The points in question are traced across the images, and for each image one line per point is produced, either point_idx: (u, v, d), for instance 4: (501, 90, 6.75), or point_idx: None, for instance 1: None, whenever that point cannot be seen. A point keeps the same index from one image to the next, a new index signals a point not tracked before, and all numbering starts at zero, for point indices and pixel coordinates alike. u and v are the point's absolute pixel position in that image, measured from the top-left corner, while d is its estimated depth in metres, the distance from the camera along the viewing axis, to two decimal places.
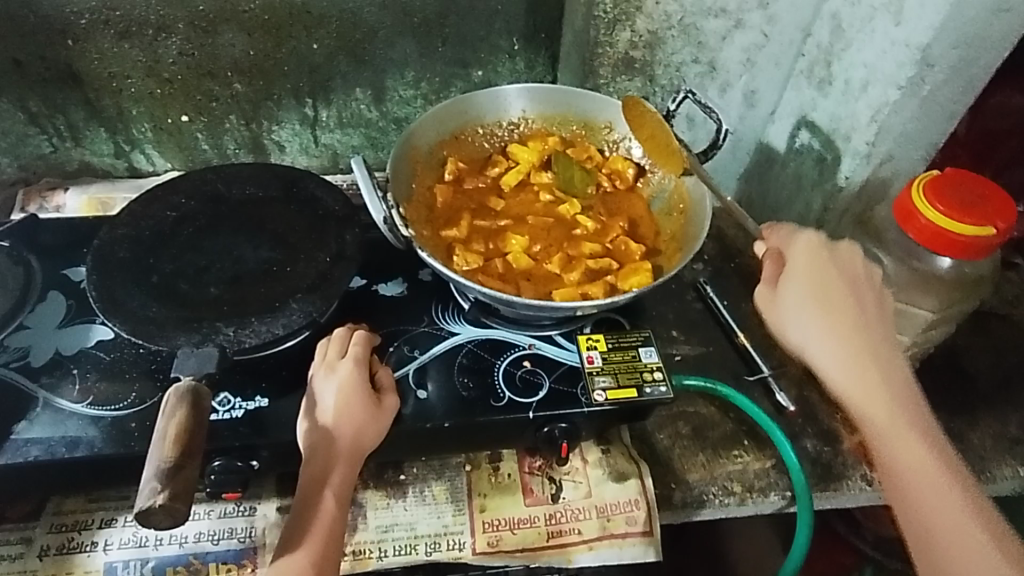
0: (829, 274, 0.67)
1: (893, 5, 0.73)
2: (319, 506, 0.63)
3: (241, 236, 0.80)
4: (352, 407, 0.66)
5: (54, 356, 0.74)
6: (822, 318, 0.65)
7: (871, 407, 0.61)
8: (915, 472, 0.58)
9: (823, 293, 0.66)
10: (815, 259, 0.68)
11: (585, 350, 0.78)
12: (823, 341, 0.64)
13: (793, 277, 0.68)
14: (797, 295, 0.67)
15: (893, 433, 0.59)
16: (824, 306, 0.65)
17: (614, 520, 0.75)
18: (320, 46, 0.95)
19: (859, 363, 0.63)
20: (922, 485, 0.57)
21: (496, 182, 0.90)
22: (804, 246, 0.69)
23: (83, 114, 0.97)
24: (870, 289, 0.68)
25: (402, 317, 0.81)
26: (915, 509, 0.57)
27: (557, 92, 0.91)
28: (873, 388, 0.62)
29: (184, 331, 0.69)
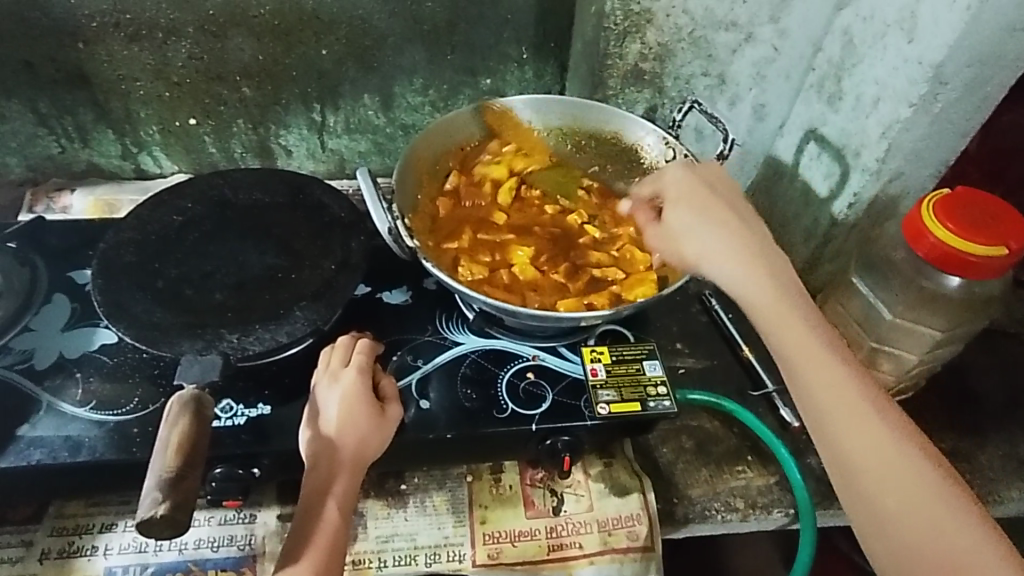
0: (717, 205, 0.72)
1: (905, 22, 0.72)
2: (320, 517, 0.62)
3: (246, 242, 0.80)
4: (355, 416, 0.66)
5: (58, 359, 0.74)
6: (728, 259, 0.69)
7: (815, 365, 0.63)
8: (849, 426, 0.60)
9: (715, 223, 0.71)
10: (690, 185, 0.74)
11: (589, 363, 0.78)
12: (721, 267, 0.70)
13: (688, 209, 0.73)
14: (689, 224, 0.72)
15: (830, 380, 0.62)
16: (715, 232, 0.71)
17: (616, 534, 0.75)
18: (328, 51, 0.95)
19: (780, 314, 0.66)
20: (860, 437, 0.59)
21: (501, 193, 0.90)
22: (677, 181, 0.75)
23: (92, 115, 0.97)
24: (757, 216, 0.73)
25: (406, 326, 0.80)
26: (861, 465, 0.59)
27: (563, 103, 0.91)
28: (760, 289, 0.68)
29: (188, 336, 0.69)
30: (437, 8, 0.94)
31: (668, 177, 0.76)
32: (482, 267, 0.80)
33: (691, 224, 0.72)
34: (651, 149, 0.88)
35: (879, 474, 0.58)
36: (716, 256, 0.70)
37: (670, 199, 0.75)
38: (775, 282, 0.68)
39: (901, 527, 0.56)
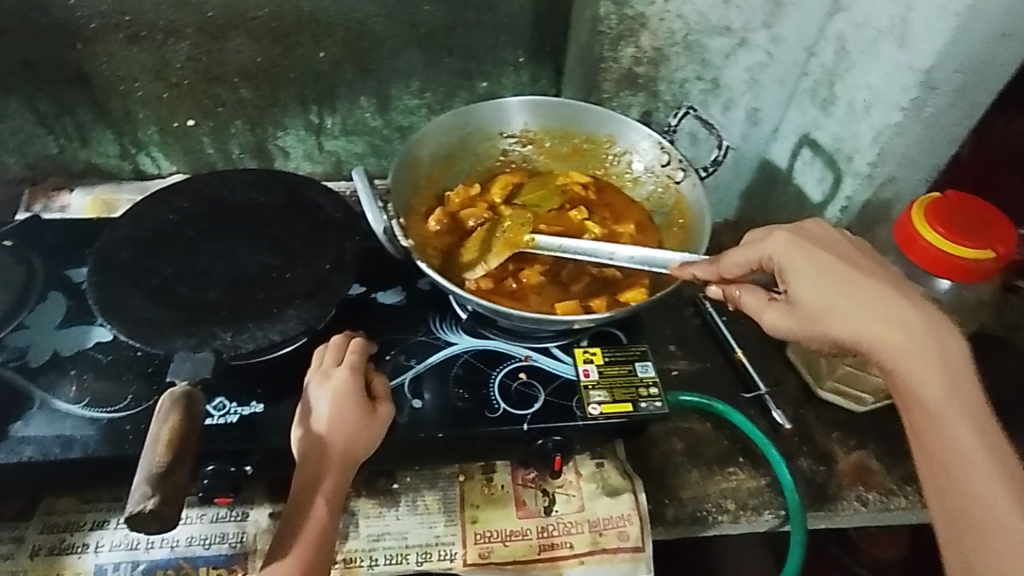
0: (834, 262, 0.62)
1: (897, 28, 0.72)
2: (309, 513, 0.63)
3: (241, 241, 0.80)
4: (345, 415, 0.66)
5: (53, 356, 0.75)
6: (838, 297, 0.60)
7: (910, 374, 0.58)
8: (961, 451, 0.55)
9: (837, 280, 0.61)
10: (803, 247, 0.63)
11: (581, 364, 0.78)
12: (833, 309, 0.60)
13: (800, 263, 0.63)
14: (803, 286, 0.62)
15: (938, 397, 0.56)
16: (844, 294, 0.60)
17: (606, 535, 0.75)
18: (326, 54, 0.96)
19: (884, 318, 0.59)
20: (968, 457, 0.54)
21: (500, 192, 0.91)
22: (788, 243, 0.64)
23: (91, 115, 0.98)
24: (880, 272, 0.63)
25: (399, 326, 0.81)
26: (957, 469, 0.54)
27: (559, 106, 0.90)
28: (883, 335, 0.59)
29: (182, 334, 0.69)
30: (434, 12, 0.95)
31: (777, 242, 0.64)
32: (484, 274, 0.81)
33: (802, 275, 0.62)
34: (646, 152, 0.89)
35: (972, 474, 0.54)
36: (843, 315, 0.60)
37: (778, 261, 0.64)
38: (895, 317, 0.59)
39: (987, 526, 0.52)
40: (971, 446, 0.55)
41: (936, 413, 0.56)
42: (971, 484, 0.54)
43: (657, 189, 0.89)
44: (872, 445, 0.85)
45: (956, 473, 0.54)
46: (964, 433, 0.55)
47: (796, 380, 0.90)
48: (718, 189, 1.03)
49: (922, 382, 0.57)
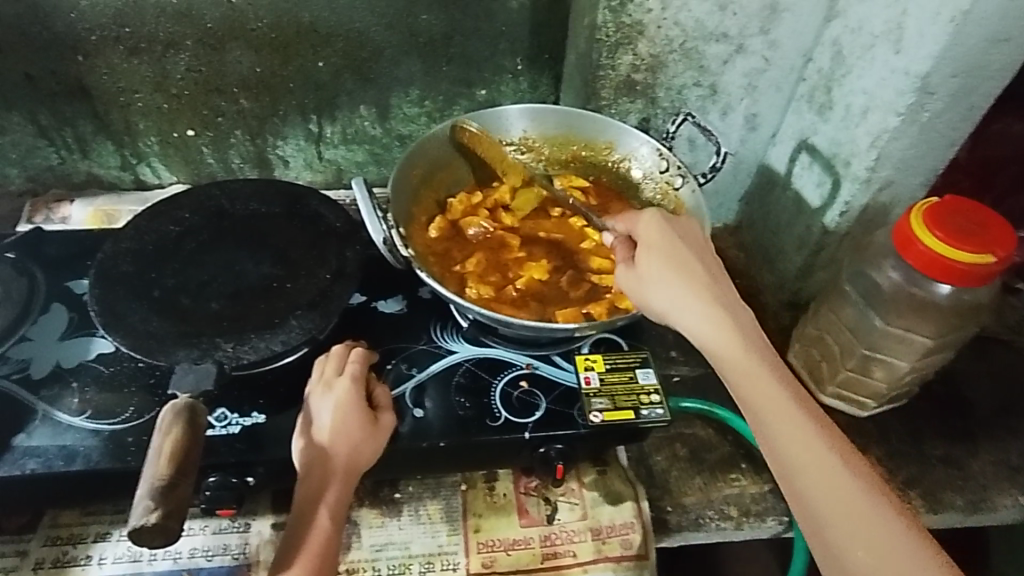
0: (684, 255, 0.66)
1: (893, 33, 0.73)
2: (311, 525, 0.63)
3: (243, 252, 0.80)
4: (348, 425, 0.67)
5: (56, 368, 0.75)
6: (680, 289, 0.63)
7: (741, 368, 0.60)
8: (806, 458, 0.55)
9: (682, 271, 0.65)
10: (660, 234, 0.67)
11: (583, 371, 0.78)
12: (677, 297, 0.63)
13: (654, 251, 0.66)
14: (655, 271, 0.65)
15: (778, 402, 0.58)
16: (686, 285, 0.64)
17: (610, 543, 0.75)
18: (325, 63, 0.97)
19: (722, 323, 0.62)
20: (810, 461, 0.55)
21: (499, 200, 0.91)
22: (653, 231, 0.68)
23: (91, 127, 0.98)
24: (724, 274, 0.67)
25: (401, 335, 0.81)
26: (804, 474, 0.55)
27: (557, 114, 0.90)
28: (718, 322, 0.62)
29: (184, 346, 0.70)
30: (433, 21, 0.95)
31: (646, 223, 0.69)
32: (485, 283, 0.82)
33: (659, 261, 0.66)
34: (645, 159, 0.89)
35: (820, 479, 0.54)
36: (680, 302, 0.63)
37: (646, 239, 0.68)
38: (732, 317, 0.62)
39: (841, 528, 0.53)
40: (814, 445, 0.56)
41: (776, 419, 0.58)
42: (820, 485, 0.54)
43: (656, 196, 0.90)
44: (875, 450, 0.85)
45: (802, 477, 0.55)
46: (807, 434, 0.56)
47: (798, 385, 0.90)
48: (719, 193, 1.03)
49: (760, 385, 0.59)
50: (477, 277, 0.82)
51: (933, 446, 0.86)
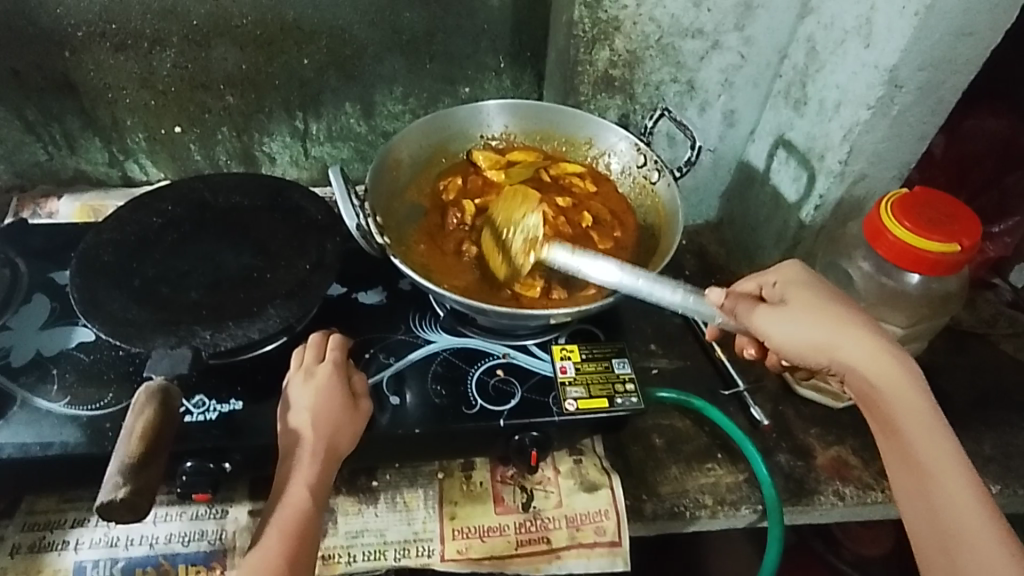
0: (834, 308, 0.63)
1: (863, 29, 0.75)
2: (292, 506, 0.63)
3: (224, 243, 0.81)
4: (325, 407, 0.68)
5: (36, 356, 0.76)
6: (813, 319, 0.63)
7: (892, 392, 0.59)
8: (944, 489, 0.56)
9: (813, 308, 0.63)
10: (805, 287, 0.65)
11: (559, 361, 0.79)
12: (856, 355, 0.61)
13: (856, 347, 0.61)
14: (813, 328, 0.62)
15: (918, 423, 0.58)
16: (829, 323, 0.62)
17: (584, 530, 0.75)
18: (309, 61, 0.98)
19: (898, 386, 0.59)
20: (959, 502, 0.55)
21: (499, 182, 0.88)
22: (864, 344, 0.61)
23: (79, 122, 0.99)
24: (850, 314, 0.63)
25: (381, 327, 0.82)
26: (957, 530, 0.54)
27: (537, 110, 0.91)
28: (895, 376, 0.60)
29: (162, 333, 0.70)
30: (415, 19, 0.97)
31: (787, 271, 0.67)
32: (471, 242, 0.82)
33: (853, 364, 0.61)
34: (624, 154, 0.89)
35: (983, 559, 0.52)
36: (797, 343, 0.63)
37: (796, 293, 0.65)
38: (835, 348, 0.62)
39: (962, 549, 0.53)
40: (965, 487, 0.55)
41: (925, 443, 0.58)
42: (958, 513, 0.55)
43: (634, 190, 0.89)
44: (850, 440, 0.86)
45: (943, 515, 0.55)
46: (957, 471, 0.56)
47: (776, 377, 0.91)
48: (700, 190, 1.06)
49: (906, 402, 0.59)
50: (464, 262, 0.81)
51: None
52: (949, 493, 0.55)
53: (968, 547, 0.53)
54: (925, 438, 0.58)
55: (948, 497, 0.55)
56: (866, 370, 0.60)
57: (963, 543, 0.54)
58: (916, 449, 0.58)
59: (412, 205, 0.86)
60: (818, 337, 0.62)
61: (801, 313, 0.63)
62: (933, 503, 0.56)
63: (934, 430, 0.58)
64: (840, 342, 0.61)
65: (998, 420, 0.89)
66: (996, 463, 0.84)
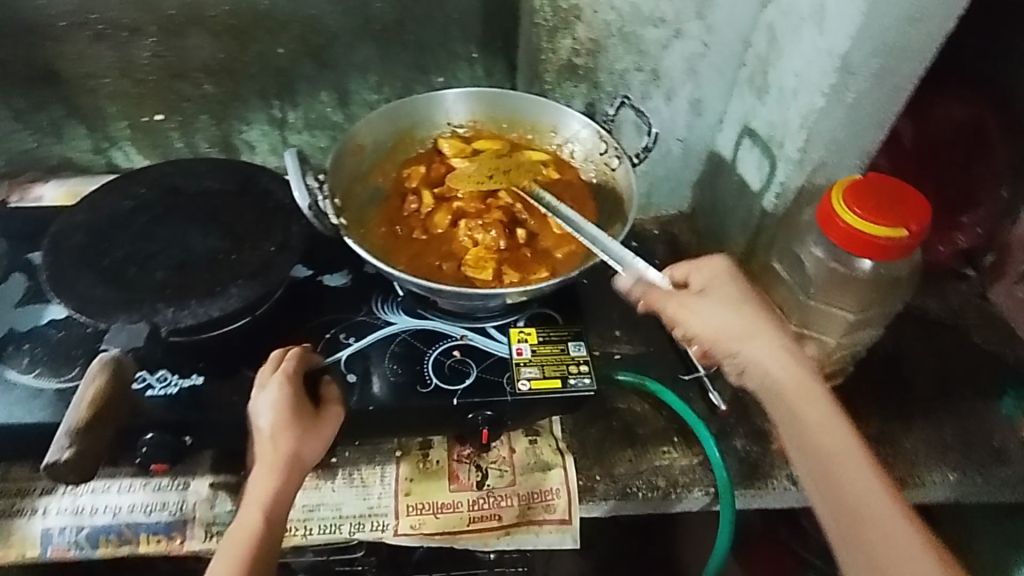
0: (748, 306, 0.69)
1: (817, 15, 0.76)
2: (251, 523, 0.65)
3: (192, 225, 0.84)
4: (286, 424, 0.69)
5: (9, 333, 0.79)
6: (731, 314, 0.68)
7: (797, 383, 0.65)
8: (847, 469, 0.60)
9: (729, 305, 0.69)
10: (727, 283, 0.71)
11: (515, 343, 0.81)
12: (765, 349, 0.66)
13: (764, 342, 0.66)
14: (730, 320, 0.68)
15: (817, 409, 0.64)
16: (744, 320, 0.68)
17: (535, 507, 0.77)
18: (284, 49, 1.01)
19: (801, 378, 0.65)
20: (860, 479, 0.59)
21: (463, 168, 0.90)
22: (773, 339, 0.67)
23: (63, 111, 1.03)
24: (761, 312, 0.69)
25: (345, 308, 0.84)
26: (860, 506, 0.58)
27: (501, 98, 0.92)
28: (798, 370, 0.65)
29: (125, 310, 0.73)
30: (386, 8, 0.99)
31: (710, 267, 0.72)
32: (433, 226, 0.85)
33: (763, 357, 0.66)
34: (586, 140, 0.90)
35: (885, 531, 0.57)
36: (717, 336, 0.68)
37: (717, 290, 0.70)
38: (744, 342, 0.67)
39: (868, 523, 0.57)
40: (864, 467, 0.60)
41: (826, 429, 0.63)
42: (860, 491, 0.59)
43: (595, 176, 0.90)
44: None
45: (848, 493, 0.59)
46: (854, 452, 0.61)
47: None
48: (670, 179, 1.06)
49: (805, 391, 0.64)
50: (424, 245, 0.83)
51: (868, 424, 0.87)
52: (850, 472, 0.60)
53: (872, 521, 0.57)
54: (828, 424, 0.63)
55: (852, 476, 0.60)
56: (774, 363, 0.66)
57: (866, 518, 0.58)
58: (819, 434, 0.62)
59: (375, 188, 0.88)
60: (732, 331, 0.68)
61: (721, 308, 0.69)
62: (840, 483, 0.60)
63: (831, 417, 0.63)
64: (750, 336, 0.67)
65: (959, 409, 0.89)
66: (954, 451, 0.85)
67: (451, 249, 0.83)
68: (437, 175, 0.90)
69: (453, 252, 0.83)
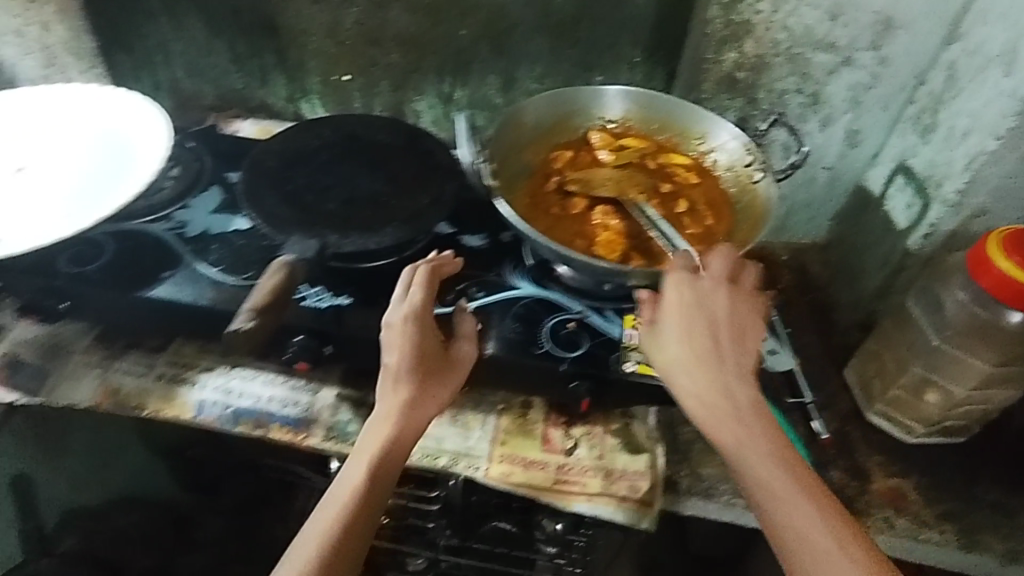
0: (697, 327, 0.69)
1: (1006, 57, 0.73)
2: (365, 467, 0.67)
3: (363, 170, 0.95)
4: (418, 371, 0.72)
5: (204, 232, 0.93)
6: (678, 339, 0.69)
7: (723, 412, 0.65)
8: (777, 496, 0.61)
9: (678, 327, 0.70)
10: (681, 304, 0.71)
11: (628, 327, 0.85)
12: (701, 375, 0.67)
13: (700, 369, 0.67)
14: (679, 347, 0.69)
15: (748, 436, 0.64)
16: (688, 345, 0.69)
17: (618, 484, 0.80)
18: (467, 31, 1.11)
19: (728, 406, 0.66)
20: (792, 513, 0.59)
21: (607, 160, 0.95)
22: (707, 367, 0.67)
23: (272, 60, 1.19)
24: (708, 331, 0.69)
25: (479, 267, 0.92)
26: (796, 534, 0.59)
27: (657, 100, 0.97)
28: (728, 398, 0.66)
29: (299, 228, 0.84)
30: (564, 4, 1.06)
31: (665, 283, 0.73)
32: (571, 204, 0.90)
33: (700, 382, 0.67)
34: (731, 150, 0.92)
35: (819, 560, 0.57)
36: (668, 364, 0.69)
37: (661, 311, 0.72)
38: (685, 369, 0.68)
39: (798, 553, 0.58)
40: (799, 501, 0.60)
41: (756, 455, 0.63)
42: (794, 526, 0.59)
43: (734, 186, 0.91)
44: (916, 476, 0.83)
45: (776, 521, 0.60)
46: (784, 480, 0.61)
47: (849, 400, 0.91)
48: (811, 206, 1.06)
49: (733, 417, 0.65)
50: (560, 219, 0.89)
51: (982, 489, 0.82)
52: (780, 501, 0.60)
53: (805, 552, 0.58)
54: (753, 454, 0.63)
55: (784, 511, 0.60)
56: (705, 392, 0.67)
57: (798, 548, 0.58)
58: (749, 466, 0.63)
59: (525, 163, 0.94)
60: (676, 358, 0.69)
61: (663, 336, 0.70)
62: (771, 511, 0.60)
63: (761, 444, 0.63)
64: (688, 364, 0.68)
65: None
66: None
67: (585, 227, 0.88)
68: (582, 162, 0.96)
69: (586, 230, 0.88)
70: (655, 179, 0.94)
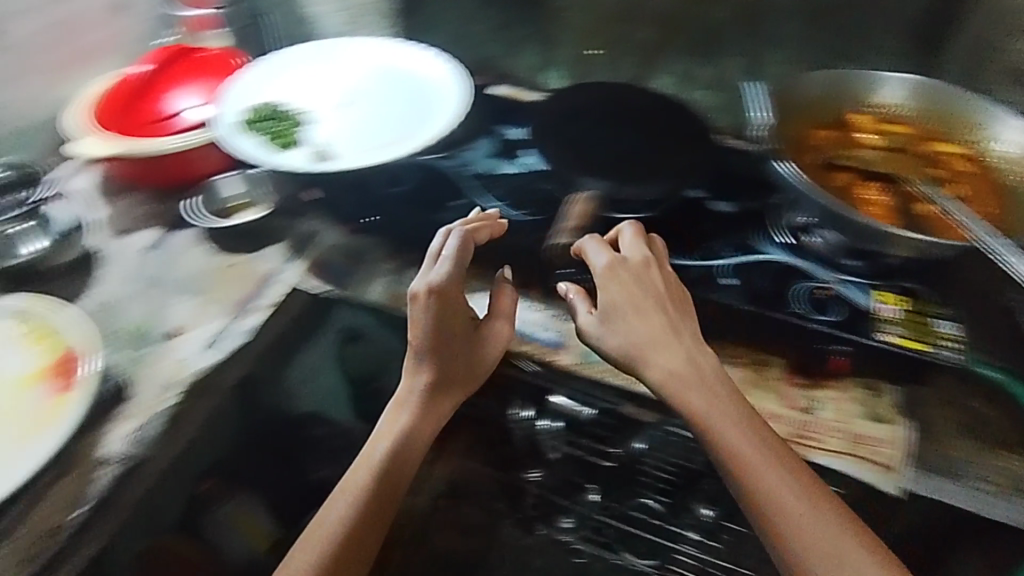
0: (650, 308, 0.77)
1: None
2: (397, 427, 0.74)
3: (626, 131, 1.04)
4: (450, 332, 0.78)
5: (487, 171, 1.06)
6: (633, 318, 0.76)
7: (691, 391, 0.72)
8: (757, 468, 0.67)
9: (631, 307, 0.77)
10: (625, 287, 0.78)
11: (881, 302, 0.88)
12: (663, 352, 0.74)
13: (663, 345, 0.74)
14: (640, 326, 0.76)
15: (721, 411, 0.71)
16: (644, 322, 0.76)
17: (862, 446, 0.81)
18: (722, 13, 1.19)
19: (697, 386, 0.72)
20: (772, 483, 0.66)
21: (875, 142, 0.99)
22: (668, 348, 0.75)
23: (527, 32, 1.30)
24: (657, 311, 0.77)
25: (730, 229, 0.97)
26: (780, 501, 0.65)
27: (932, 89, 0.98)
28: (698, 381, 0.73)
29: (578, 173, 0.96)
30: None
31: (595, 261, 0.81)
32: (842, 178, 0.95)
33: (663, 361, 0.74)
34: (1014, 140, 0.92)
35: (811, 522, 0.63)
36: (627, 344, 0.76)
37: (606, 297, 0.78)
38: (648, 351, 0.75)
39: (787, 524, 0.64)
40: (776, 474, 0.66)
41: (734, 432, 0.69)
42: (774, 499, 0.65)
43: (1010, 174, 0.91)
44: None
45: (760, 491, 0.66)
46: (761, 452, 0.68)
47: None
48: None
49: (705, 393, 0.72)
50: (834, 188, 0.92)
51: None
52: (765, 473, 0.66)
53: (789, 520, 0.64)
54: (725, 428, 0.70)
55: (765, 482, 0.66)
56: (674, 366, 0.74)
57: (786, 513, 0.64)
58: (728, 440, 0.69)
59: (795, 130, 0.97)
60: (638, 342, 0.75)
61: (618, 319, 0.77)
62: (758, 481, 0.66)
63: (735, 421, 0.70)
64: (652, 345, 0.75)
65: None
66: None
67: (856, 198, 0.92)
68: (849, 140, 0.99)
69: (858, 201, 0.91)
70: (922, 165, 0.97)
